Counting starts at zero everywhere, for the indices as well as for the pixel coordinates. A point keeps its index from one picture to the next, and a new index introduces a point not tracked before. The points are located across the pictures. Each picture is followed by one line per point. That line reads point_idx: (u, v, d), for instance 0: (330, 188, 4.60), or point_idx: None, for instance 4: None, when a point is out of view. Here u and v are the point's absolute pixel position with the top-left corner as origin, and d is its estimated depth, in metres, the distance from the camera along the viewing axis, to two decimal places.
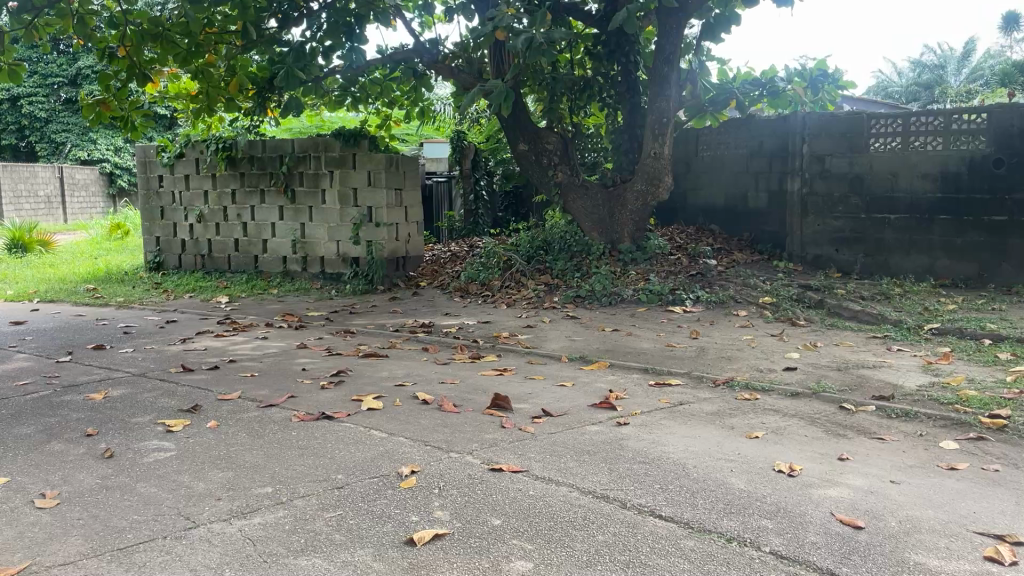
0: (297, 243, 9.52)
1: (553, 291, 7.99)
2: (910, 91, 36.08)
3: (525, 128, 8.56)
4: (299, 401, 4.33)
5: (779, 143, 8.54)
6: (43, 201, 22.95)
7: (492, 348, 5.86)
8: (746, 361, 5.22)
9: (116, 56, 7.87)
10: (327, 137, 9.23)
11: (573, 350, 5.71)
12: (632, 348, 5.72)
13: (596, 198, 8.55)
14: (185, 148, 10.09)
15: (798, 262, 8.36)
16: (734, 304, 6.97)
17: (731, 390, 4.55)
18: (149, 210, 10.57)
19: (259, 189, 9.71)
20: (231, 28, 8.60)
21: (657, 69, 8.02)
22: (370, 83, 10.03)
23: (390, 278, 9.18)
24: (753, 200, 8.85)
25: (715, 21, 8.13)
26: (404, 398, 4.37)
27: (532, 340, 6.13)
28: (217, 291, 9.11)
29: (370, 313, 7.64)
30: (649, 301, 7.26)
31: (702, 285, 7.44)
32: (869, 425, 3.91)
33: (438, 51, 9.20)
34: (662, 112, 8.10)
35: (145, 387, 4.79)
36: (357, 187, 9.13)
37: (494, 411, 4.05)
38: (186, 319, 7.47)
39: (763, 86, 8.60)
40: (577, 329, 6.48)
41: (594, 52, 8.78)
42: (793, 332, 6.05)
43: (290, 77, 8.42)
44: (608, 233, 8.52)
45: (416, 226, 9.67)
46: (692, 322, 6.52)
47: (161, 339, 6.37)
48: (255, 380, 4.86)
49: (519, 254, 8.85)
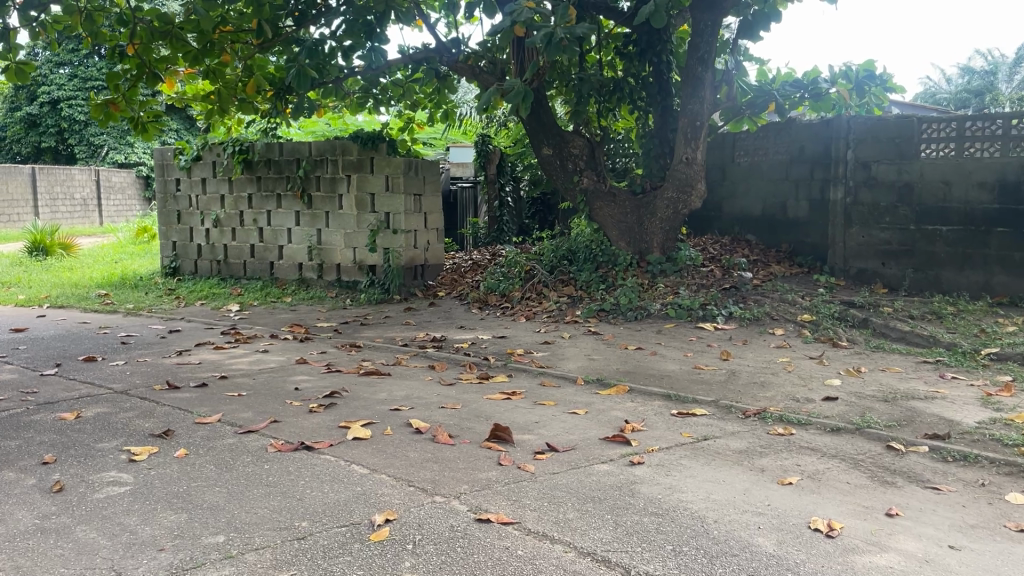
0: (313, 250, 9.19)
1: (576, 304, 7.53)
2: (959, 98, 34.95)
3: (550, 132, 8.10)
4: (282, 427, 3.93)
5: (821, 148, 8.01)
6: (80, 204, 23.10)
7: (504, 367, 5.43)
8: (781, 388, 4.70)
9: (126, 55, 7.59)
10: (345, 140, 8.88)
11: (590, 371, 5.24)
12: (655, 370, 5.23)
13: (624, 206, 8.07)
14: (203, 151, 9.83)
15: (841, 277, 7.80)
16: (769, 322, 6.44)
17: (763, 423, 4.04)
18: (166, 215, 10.33)
19: (275, 193, 9.40)
20: (248, 28, 8.25)
21: (690, 68, 7.55)
22: (392, 84, 9.69)
23: (407, 287, 8.81)
24: (793, 210, 8.36)
25: (754, 18, 7.65)
26: (397, 425, 3.95)
27: (548, 359, 5.67)
28: (229, 299, 8.83)
29: (381, 325, 7.25)
30: (678, 317, 6.76)
31: (735, 300, 6.93)
32: (921, 470, 3.40)
33: (461, 52, 8.75)
34: (695, 115, 7.63)
35: (123, 405, 4.44)
36: (374, 193, 8.78)
37: (493, 445, 3.62)
38: (190, 329, 7.16)
39: (804, 88, 7.97)
40: (598, 347, 6.01)
41: (626, 52, 8.42)
42: (835, 355, 5.51)
43: (302, 75, 8.14)
44: (637, 243, 8.03)
45: (436, 233, 9.27)
46: (723, 341, 6.00)
47: (158, 351, 6.04)
48: (242, 400, 4.49)
49: (542, 264, 8.44)
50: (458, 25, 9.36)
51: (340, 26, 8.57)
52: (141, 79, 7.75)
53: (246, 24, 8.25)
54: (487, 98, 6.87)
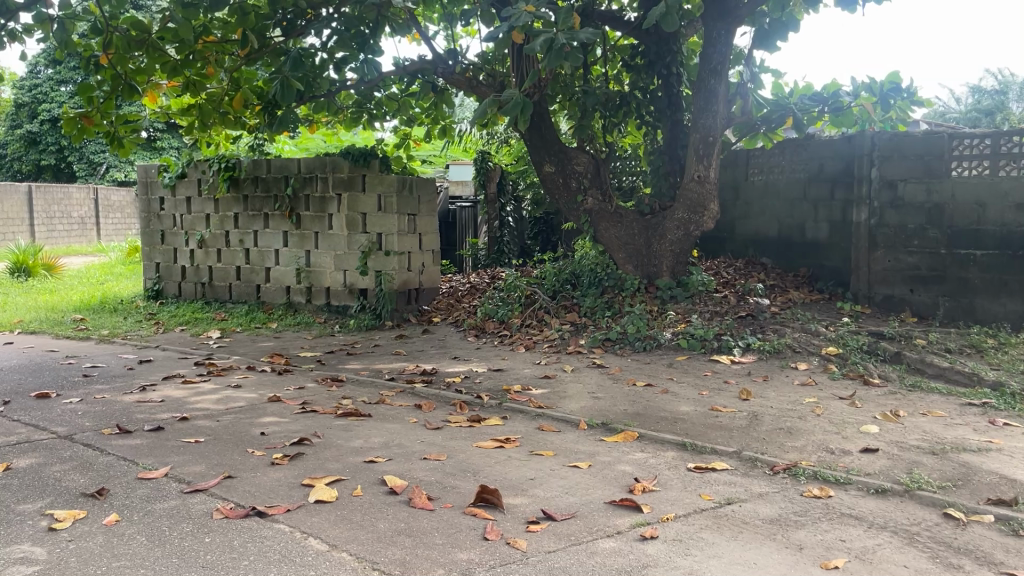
0: (301, 272, 8.67)
1: (579, 333, 6.97)
2: (968, 118, 34.41)
3: (552, 148, 7.58)
4: (235, 486, 3.38)
5: (842, 166, 7.49)
6: (77, 222, 22.71)
7: (498, 407, 4.87)
8: (812, 436, 4.13)
9: (101, 65, 7.09)
10: (335, 156, 8.37)
11: (594, 413, 4.67)
12: (667, 413, 4.66)
13: (631, 227, 7.52)
14: (188, 168, 9.36)
15: (865, 304, 7.24)
16: (791, 356, 5.87)
17: (795, 482, 3.48)
18: (150, 235, 9.85)
19: (262, 213, 8.90)
20: (233, 38, 7.75)
21: (702, 80, 7.05)
22: (386, 98, 9.19)
23: (400, 312, 8.28)
24: (812, 231, 7.84)
25: (770, 27, 7.18)
26: (369, 484, 3.40)
27: (547, 397, 5.10)
28: (210, 325, 8.31)
29: (368, 355, 6.70)
30: (690, 348, 6.20)
31: (753, 330, 6.37)
32: (991, 548, 2.82)
33: (458, 64, 8.21)
34: (707, 130, 7.10)
35: (62, 454, 3.90)
36: (366, 212, 8.26)
37: (479, 511, 3.07)
38: (163, 358, 6.64)
39: (824, 101, 7.53)
40: (604, 382, 5.44)
41: (633, 64, 7.92)
42: (868, 395, 4.94)
43: (286, 88, 7.53)
44: (645, 266, 7.50)
45: (431, 255, 8.74)
46: (742, 377, 5.44)
47: (120, 386, 5.50)
48: (198, 450, 3.94)
49: (543, 288, 7.89)
50: (457, 38, 8.86)
51: (331, 37, 8.09)
52: (117, 91, 7.26)
53: (232, 34, 7.75)
54: (482, 110, 6.32)
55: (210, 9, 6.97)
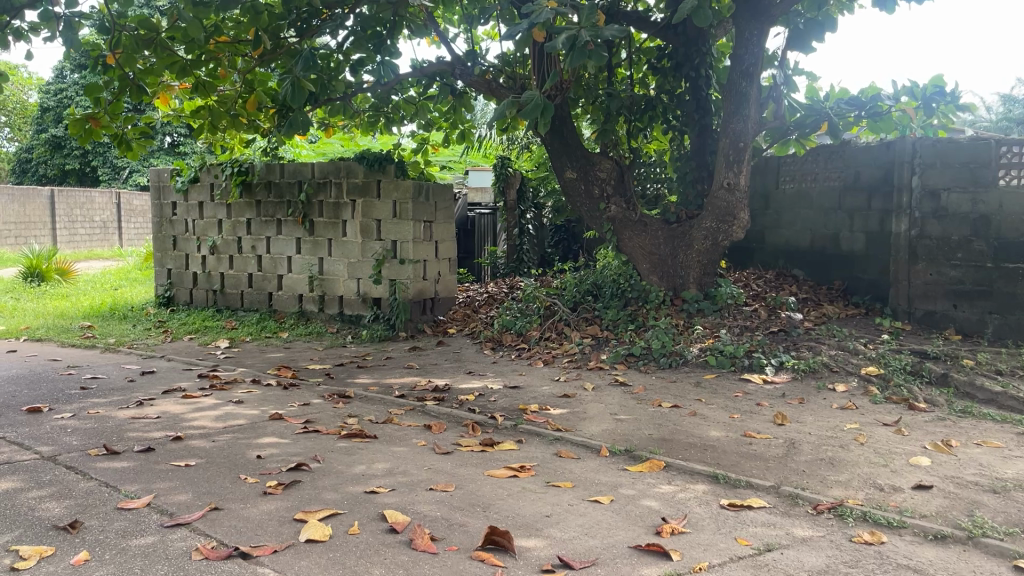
0: (313, 280, 8.40)
1: (601, 348, 6.63)
2: (1000, 125, 33.64)
3: (574, 153, 7.25)
4: (222, 520, 3.08)
5: (881, 174, 7.09)
6: (99, 227, 22.71)
7: (513, 429, 4.54)
8: (856, 469, 3.77)
9: (108, 65, 6.85)
10: (350, 160, 8.11)
11: (617, 437, 4.32)
12: (696, 438, 4.30)
13: (657, 236, 7.17)
14: (200, 173, 9.15)
15: (905, 320, 6.82)
16: (828, 376, 5.49)
17: (841, 524, 3.13)
18: (161, 240, 9.64)
19: (275, 219, 8.65)
20: (247, 39, 7.51)
21: (732, 82, 6.69)
22: (404, 101, 8.87)
23: (415, 323, 7.99)
24: (847, 242, 7.46)
25: (805, 27, 6.81)
26: (368, 520, 3.08)
27: (567, 418, 4.76)
28: (219, 334, 8.06)
29: (380, 369, 6.40)
30: (720, 366, 5.83)
31: (786, 347, 6.00)
32: None
33: (477, 66, 7.87)
34: (738, 134, 6.75)
35: (41, 478, 3.62)
36: (380, 219, 7.97)
37: (487, 555, 2.75)
38: (167, 370, 6.37)
39: (862, 106, 7.06)
40: (627, 402, 5.10)
41: (660, 66, 7.58)
42: (915, 422, 4.55)
43: (296, 89, 7.16)
44: (671, 278, 7.13)
45: (447, 263, 8.42)
46: (775, 399, 5.07)
47: (117, 400, 5.23)
48: (188, 476, 3.65)
49: (564, 299, 7.57)
50: (478, 41, 8.57)
51: (348, 37, 7.81)
52: (124, 91, 7.03)
53: (244, 34, 7.51)
54: (501, 111, 5.97)
55: (221, 8, 6.71)
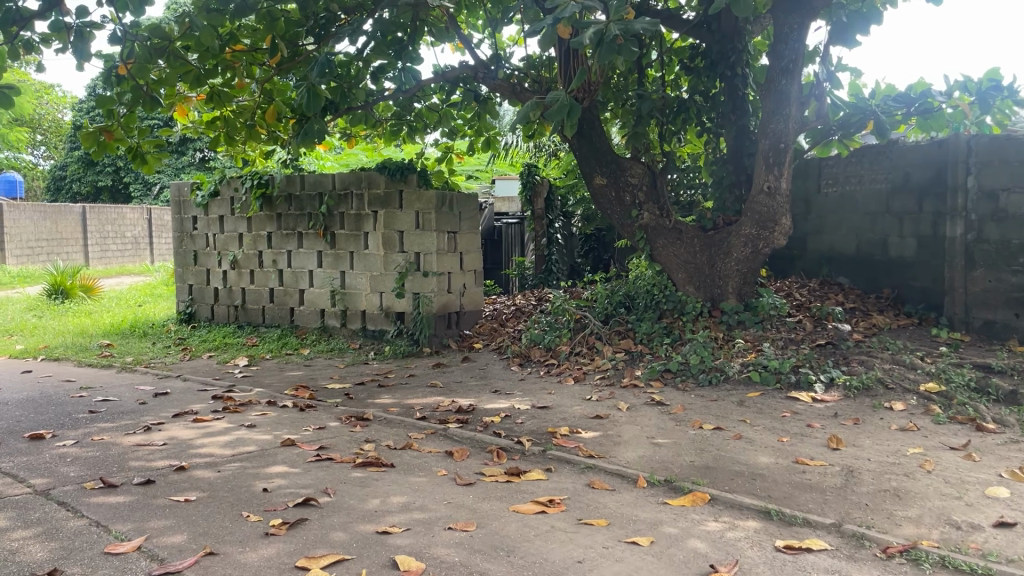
0: (335, 294, 8.13)
1: (635, 363, 6.25)
2: None
3: (603, 158, 6.90)
4: (217, 567, 2.77)
5: (933, 175, 6.65)
6: (130, 243, 22.81)
7: (542, 455, 4.19)
8: (925, 503, 3.36)
9: (121, 76, 6.65)
10: (371, 170, 7.85)
11: (655, 465, 3.95)
12: (742, 466, 3.91)
13: (692, 244, 6.79)
14: (220, 186, 8.95)
15: (963, 330, 6.35)
16: (883, 394, 5.06)
17: (917, 572, 2.73)
18: (182, 256, 9.45)
19: (296, 232, 8.40)
20: (264, 47, 7.27)
21: (772, 80, 6.30)
22: (427, 109, 8.58)
23: (439, 338, 7.68)
24: (897, 248, 7.03)
25: (848, 20, 6.35)
26: (378, 567, 2.75)
27: (601, 442, 4.40)
28: (239, 351, 7.82)
29: (403, 387, 6.08)
30: (764, 383, 5.43)
31: (836, 361, 5.58)
32: None
33: (501, 69, 7.57)
34: (778, 135, 6.35)
35: (29, 516, 3.35)
36: (403, 230, 7.70)
37: None
38: (181, 391, 6.11)
39: (910, 102, 6.67)
40: (666, 424, 4.72)
41: (693, 66, 7.22)
42: (986, 446, 4.12)
43: (312, 96, 6.87)
44: (708, 288, 6.73)
45: (473, 275, 8.09)
46: (827, 420, 4.66)
47: (125, 425, 4.97)
48: (187, 512, 3.35)
49: (595, 311, 7.21)
50: (502, 46, 8.27)
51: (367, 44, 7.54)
52: (138, 102, 6.79)
53: (262, 43, 7.27)
54: (525, 113, 5.61)
55: (235, 15, 6.49)
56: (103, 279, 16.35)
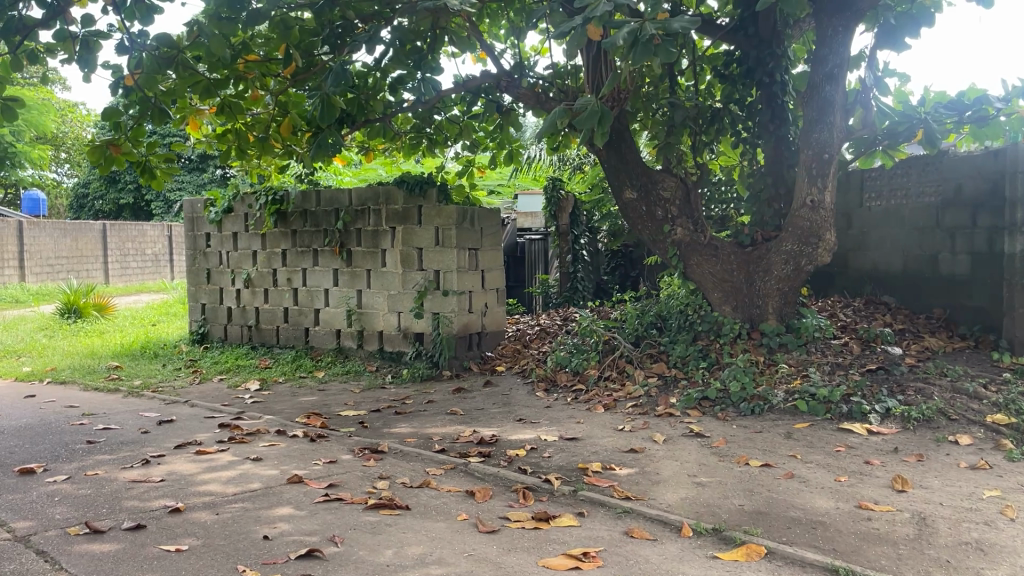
0: (352, 314, 7.79)
1: (670, 390, 5.83)
2: None
3: (633, 171, 6.52)
4: None
5: (988, 187, 6.20)
6: (150, 260, 22.72)
7: (573, 497, 3.79)
8: (1017, 560, 2.92)
9: (129, 87, 6.37)
10: (389, 185, 7.52)
11: (701, 510, 3.54)
12: (799, 511, 3.49)
13: (729, 261, 6.38)
14: (234, 203, 8.67)
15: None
16: (946, 427, 4.61)
17: None
18: (195, 274, 9.16)
19: (311, 249, 8.09)
20: (278, 57, 6.94)
21: (814, 86, 5.92)
22: (447, 121, 8.24)
23: (460, 360, 7.32)
24: (948, 265, 6.58)
25: (897, 21, 5.94)
26: None
27: (638, 480, 3.99)
28: (251, 374, 7.49)
29: (421, 415, 5.70)
30: (812, 414, 5.02)
31: (890, 389, 5.14)
32: None
33: (524, 79, 7.23)
34: (822, 145, 5.94)
35: (3, 568, 2.99)
36: (422, 247, 7.35)
37: None
38: (186, 418, 5.77)
39: (963, 109, 6.24)
40: (709, 459, 4.31)
41: (728, 73, 6.84)
42: None
43: (326, 108, 6.53)
44: (746, 308, 6.30)
45: (495, 294, 7.72)
46: (888, 456, 4.22)
47: (123, 458, 4.63)
48: (178, 566, 2.99)
49: (624, 333, 6.82)
50: (526, 56, 7.94)
51: (386, 54, 7.13)
52: (145, 116, 6.48)
53: (275, 53, 6.98)
54: (551, 122, 5.26)
55: (248, 24, 6.19)
56: (119, 297, 16.15)
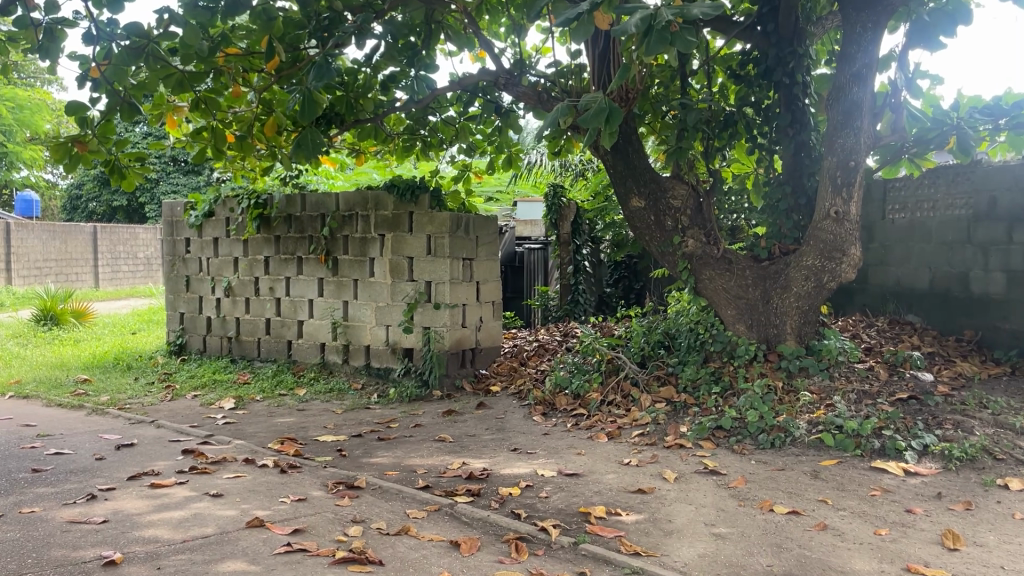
0: (337, 327, 7.28)
1: (679, 417, 5.34)
2: None
3: (642, 177, 6.02)
4: None
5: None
6: (142, 263, 22.29)
7: (573, 550, 3.28)
8: None
9: (96, 79, 5.87)
10: (378, 189, 7.03)
11: (723, 572, 3.02)
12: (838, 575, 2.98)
13: (743, 277, 5.87)
14: (215, 206, 8.18)
15: None
16: (992, 468, 4.11)
17: None
18: (174, 281, 8.66)
19: (295, 256, 7.59)
20: (261, 51, 6.46)
21: (840, 87, 5.42)
22: (442, 122, 7.72)
23: (452, 379, 6.81)
24: (979, 282, 6.09)
25: (930, 18, 5.45)
26: None
27: (648, 530, 3.48)
28: (228, 390, 6.97)
29: (406, 442, 5.20)
30: (840, 448, 4.52)
31: (925, 422, 4.63)
32: None
33: (525, 77, 6.74)
34: (849, 151, 5.43)
35: None
36: (413, 256, 6.85)
37: None
38: (149, 442, 5.25)
39: (1001, 114, 5.72)
40: (727, 504, 3.79)
41: (743, 74, 6.36)
42: None
43: (310, 105, 5.99)
44: (763, 327, 5.78)
45: (491, 307, 7.20)
46: (931, 504, 3.72)
47: (67, 491, 4.11)
48: None
49: (629, 352, 6.33)
50: (528, 55, 7.46)
51: (377, 49, 6.65)
52: (114, 111, 5.99)
53: (258, 46, 6.48)
54: (553, 120, 4.82)
55: (226, 15, 5.55)
56: (104, 303, 15.60)
